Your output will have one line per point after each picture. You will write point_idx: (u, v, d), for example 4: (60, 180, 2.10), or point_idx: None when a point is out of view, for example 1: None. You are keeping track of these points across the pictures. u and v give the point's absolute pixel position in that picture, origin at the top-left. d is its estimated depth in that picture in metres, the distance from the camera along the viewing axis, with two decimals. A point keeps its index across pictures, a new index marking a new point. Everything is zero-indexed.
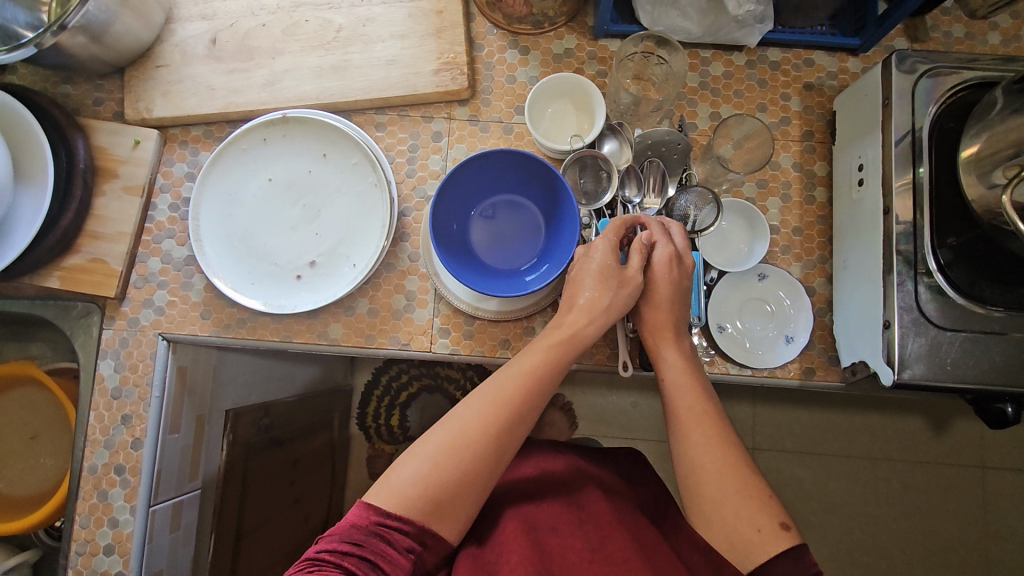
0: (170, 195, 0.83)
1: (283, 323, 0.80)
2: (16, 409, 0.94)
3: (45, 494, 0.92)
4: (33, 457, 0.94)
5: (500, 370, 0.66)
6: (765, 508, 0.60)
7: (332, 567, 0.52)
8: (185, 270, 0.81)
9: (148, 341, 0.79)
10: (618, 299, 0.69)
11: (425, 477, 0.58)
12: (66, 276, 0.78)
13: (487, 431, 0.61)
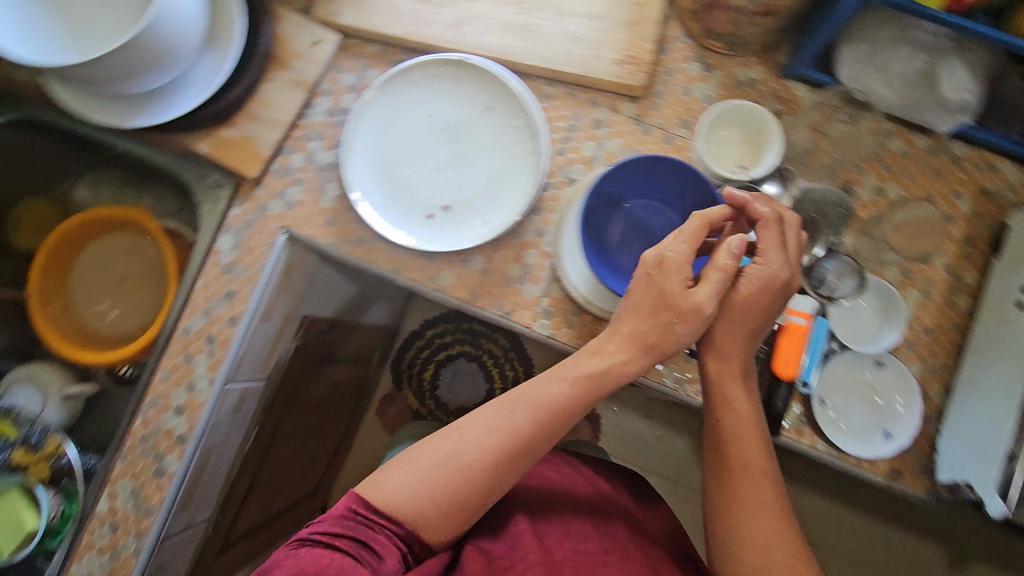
0: (329, 101, 0.83)
1: (398, 256, 0.79)
2: (118, 251, 0.97)
3: (121, 337, 0.94)
4: (120, 298, 0.96)
5: (519, 394, 0.67)
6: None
7: (321, 545, 0.59)
8: (323, 175, 0.82)
9: (270, 231, 0.81)
10: (667, 335, 0.64)
11: (418, 488, 0.63)
12: (215, 144, 0.81)
13: (485, 458, 0.64)
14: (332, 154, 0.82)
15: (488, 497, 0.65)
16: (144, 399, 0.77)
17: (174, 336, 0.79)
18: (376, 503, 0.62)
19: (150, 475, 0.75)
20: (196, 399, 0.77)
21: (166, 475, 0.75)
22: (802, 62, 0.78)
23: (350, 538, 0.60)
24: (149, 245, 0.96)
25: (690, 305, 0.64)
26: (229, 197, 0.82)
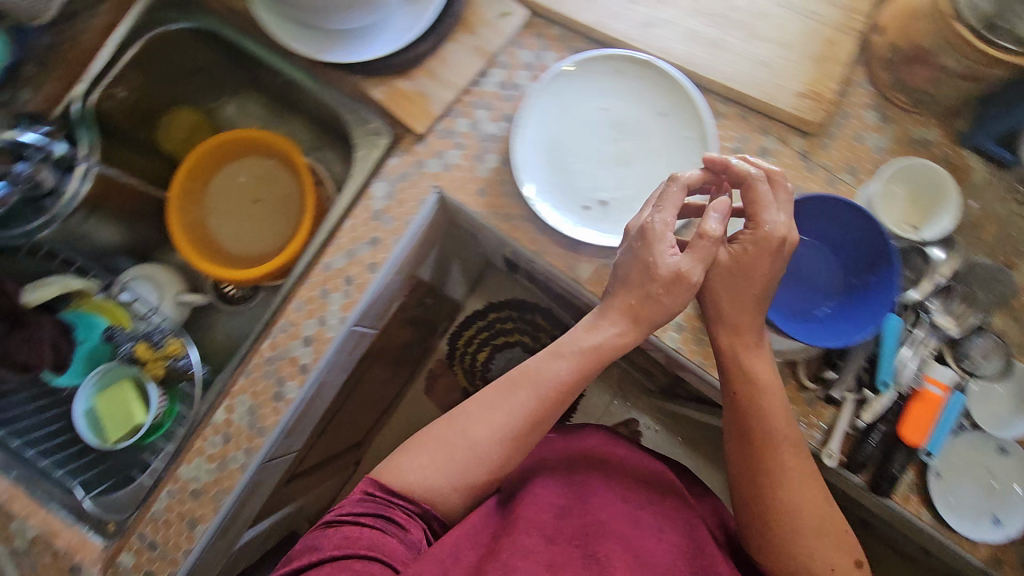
0: (503, 73, 0.82)
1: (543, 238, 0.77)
2: (256, 173, 1.00)
3: (245, 256, 0.96)
4: (250, 218, 0.99)
5: (526, 372, 0.68)
6: (844, 548, 0.61)
7: (351, 524, 0.59)
8: (484, 145, 0.81)
9: (423, 188, 0.81)
10: (664, 309, 0.64)
11: (431, 467, 0.64)
12: (390, 94, 0.81)
13: (492, 435, 0.65)
14: (497, 126, 0.82)
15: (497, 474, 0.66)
16: (276, 322, 0.79)
17: (315, 270, 0.81)
18: (390, 481, 0.63)
19: (269, 396, 0.77)
20: (325, 333, 0.79)
21: (284, 401, 0.77)
22: (987, 134, 0.75)
23: (377, 514, 0.60)
24: (287, 174, 0.98)
25: (672, 275, 0.62)
26: (387, 147, 0.83)
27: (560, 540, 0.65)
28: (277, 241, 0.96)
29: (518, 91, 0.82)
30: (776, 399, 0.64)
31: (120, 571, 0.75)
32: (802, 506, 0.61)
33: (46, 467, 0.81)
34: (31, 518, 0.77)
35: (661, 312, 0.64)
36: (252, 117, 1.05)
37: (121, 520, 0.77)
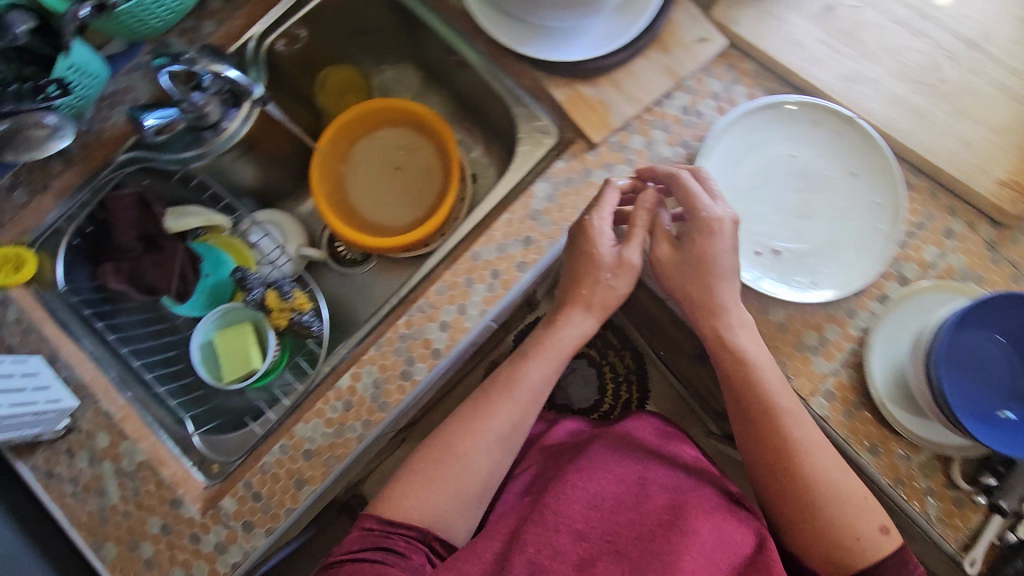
0: (688, 98, 0.79)
1: None
2: (400, 144, 0.99)
3: (380, 227, 0.96)
4: (388, 189, 0.98)
5: (496, 382, 0.76)
6: (874, 513, 0.65)
7: (361, 562, 0.64)
8: (656, 166, 0.79)
9: (586, 198, 0.79)
10: (616, 290, 0.74)
11: (427, 480, 0.71)
12: (572, 97, 0.79)
13: (471, 436, 0.72)
14: (672, 150, 0.79)
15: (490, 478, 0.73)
16: (415, 302, 0.78)
17: (463, 257, 0.79)
18: (387, 510, 0.69)
19: (397, 374, 0.77)
20: (463, 322, 0.77)
21: (410, 380, 0.76)
22: None
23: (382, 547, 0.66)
24: (432, 152, 0.97)
25: (620, 262, 0.73)
26: (554, 148, 0.82)
27: (592, 536, 0.68)
28: (413, 216, 0.96)
29: (700, 119, 0.79)
30: (767, 372, 0.68)
31: (221, 514, 0.74)
32: (829, 483, 0.65)
33: (161, 393, 0.82)
34: (140, 442, 0.76)
35: (609, 296, 0.74)
36: (400, 86, 1.04)
37: (229, 463, 0.77)
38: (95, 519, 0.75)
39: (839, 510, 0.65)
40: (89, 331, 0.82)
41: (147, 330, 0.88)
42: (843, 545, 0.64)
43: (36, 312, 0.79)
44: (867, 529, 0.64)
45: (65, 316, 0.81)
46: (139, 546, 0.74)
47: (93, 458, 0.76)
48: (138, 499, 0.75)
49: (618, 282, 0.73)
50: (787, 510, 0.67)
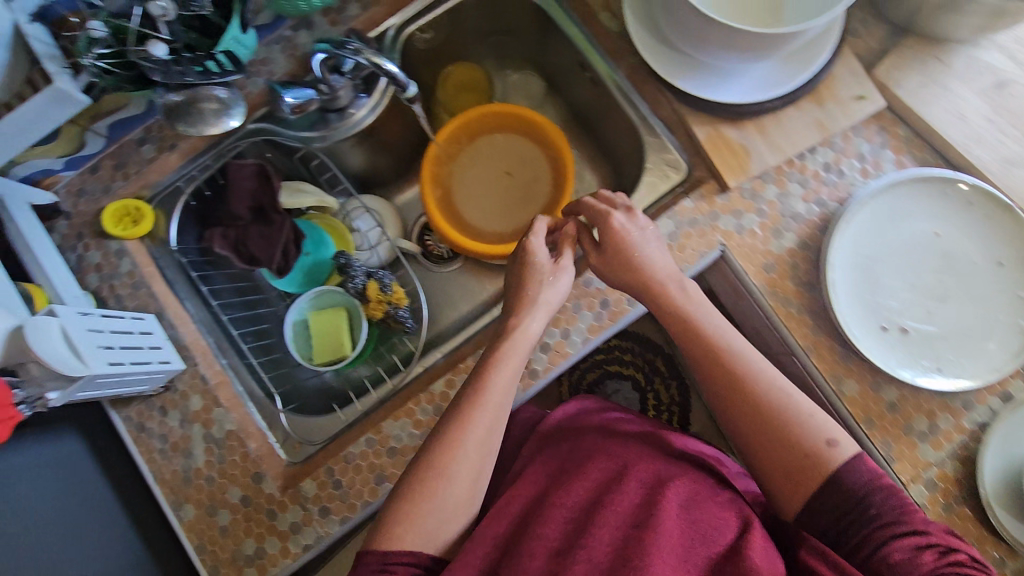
0: (832, 155, 0.76)
1: (814, 338, 0.75)
2: (511, 148, 0.97)
3: (483, 231, 0.96)
4: (495, 194, 0.97)
5: (461, 400, 0.65)
6: (808, 432, 0.59)
7: None
8: (787, 221, 0.76)
9: (709, 241, 0.77)
10: (557, 292, 0.71)
11: (411, 509, 0.59)
12: (713, 138, 0.77)
13: (451, 456, 0.61)
14: (806, 207, 0.76)
15: (477, 487, 0.62)
16: None
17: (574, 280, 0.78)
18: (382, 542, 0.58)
19: None
20: (564, 348, 0.76)
21: None
22: None
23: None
24: (543, 163, 0.96)
25: (552, 269, 0.72)
26: (682, 185, 0.80)
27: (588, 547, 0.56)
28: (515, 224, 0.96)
29: (841, 180, 0.76)
30: (708, 319, 0.67)
31: (300, 496, 0.74)
32: (758, 387, 0.62)
33: (252, 365, 0.83)
34: (232, 412, 0.76)
35: (554, 297, 0.72)
36: (517, 91, 1.02)
37: (312, 447, 0.78)
38: (179, 478, 0.76)
39: (780, 424, 0.60)
40: (193, 293, 0.83)
41: (240, 300, 0.88)
42: (801, 463, 0.58)
43: (147, 267, 0.80)
44: (810, 444, 0.58)
45: (172, 275, 0.82)
46: (218, 512, 0.75)
47: (185, 419, 0.76)
48: (222, 467, 0.76)
49: (562, 289, 0.72)
50: (774, 467, 0.60)
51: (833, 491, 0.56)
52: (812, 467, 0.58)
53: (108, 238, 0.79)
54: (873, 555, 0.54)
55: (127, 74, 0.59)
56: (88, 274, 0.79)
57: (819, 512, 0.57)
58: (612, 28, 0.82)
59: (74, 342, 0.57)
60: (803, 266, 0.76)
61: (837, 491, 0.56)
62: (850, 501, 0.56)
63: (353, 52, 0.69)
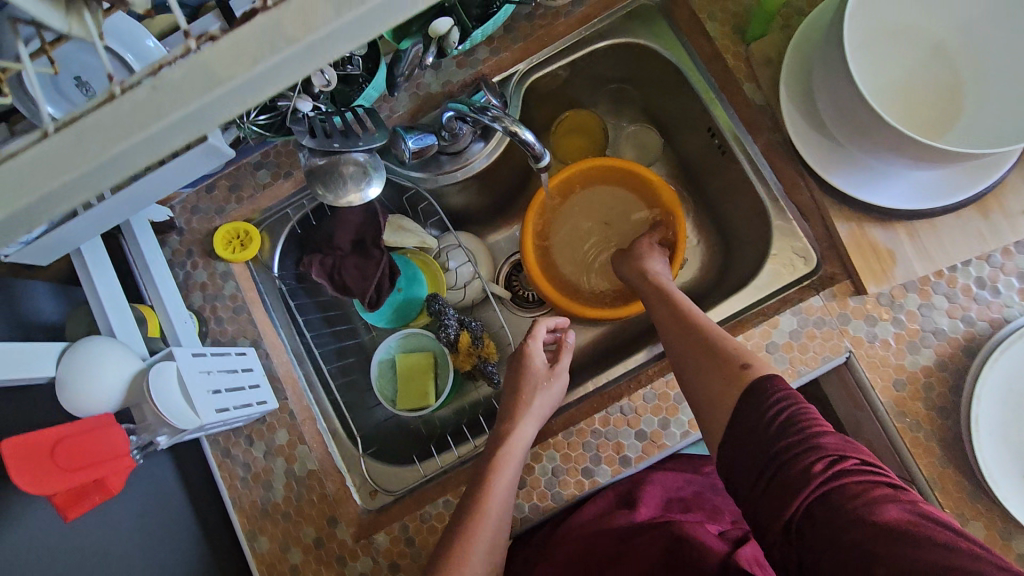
0: (988, 270, 0.69)
1: (940, 468, 0.68)
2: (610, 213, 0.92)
3: (576, 292, 0.92)
4: (594, 252, 0.93)
5: (460, 512, 0.64)
6: (726, 356, 0.63)
7: None
8: (926, 336, 0.69)
9: (835, 346, 0.71)
10: (546, 398, 0.74)
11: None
12: (855, 236, 0.71)
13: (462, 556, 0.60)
14: (950, 322, 0.69)
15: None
16: (617, 401, 0.73)
17: None
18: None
19: (579, 468, 0.72)
20: (661, 438, 0.71)
21: (591, 480, 0.72)
22: None
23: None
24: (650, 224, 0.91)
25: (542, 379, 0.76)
26: (811, 279, 0.74)
27: None
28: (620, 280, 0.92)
29: (995, 299, 0.69)
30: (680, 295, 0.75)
31: (372, 548, 0.72)
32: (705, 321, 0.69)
33: (335, 401, 0.82)
34: (314, 450, 0.76)
35: (547, 402, 0.74)
36: (630, 142, 0.97)
37: (387, 496, 0.76)
38: (257, 509, 0.75)
39: (711, 354, 0.64)
40: (289, 320, 0.83)
41: (328, 331, 0.87)
42: (723, 380, 0.61)
43: (249, 292, 0.80)
44: (730, 369, 0.61)
45: (269, 301, 0.82)
46: (289, 550, 0.74)
47: (269, 451, 0.76)
48: (300, 505, 0.75)
49: (553, 396, 0.75)
50: (707, 395, 0.62)
51: (748, 409, 0.56)
52: (731, 385, 0.60)
53: (216, 259, 0.80)
54: (779, 474, 0.51)
55: (275, 125, 0.64)
56: (194, 292, 0.80)
57: (737, 441, 0.56)
58: (753, 100, 0.76)
59: (188, 389, 0.57)
60: (939, 388, 0.69)
61: (751, 408, 0.56)
62: (760, 423, 0.55)
63: (492, 120, 0.65)
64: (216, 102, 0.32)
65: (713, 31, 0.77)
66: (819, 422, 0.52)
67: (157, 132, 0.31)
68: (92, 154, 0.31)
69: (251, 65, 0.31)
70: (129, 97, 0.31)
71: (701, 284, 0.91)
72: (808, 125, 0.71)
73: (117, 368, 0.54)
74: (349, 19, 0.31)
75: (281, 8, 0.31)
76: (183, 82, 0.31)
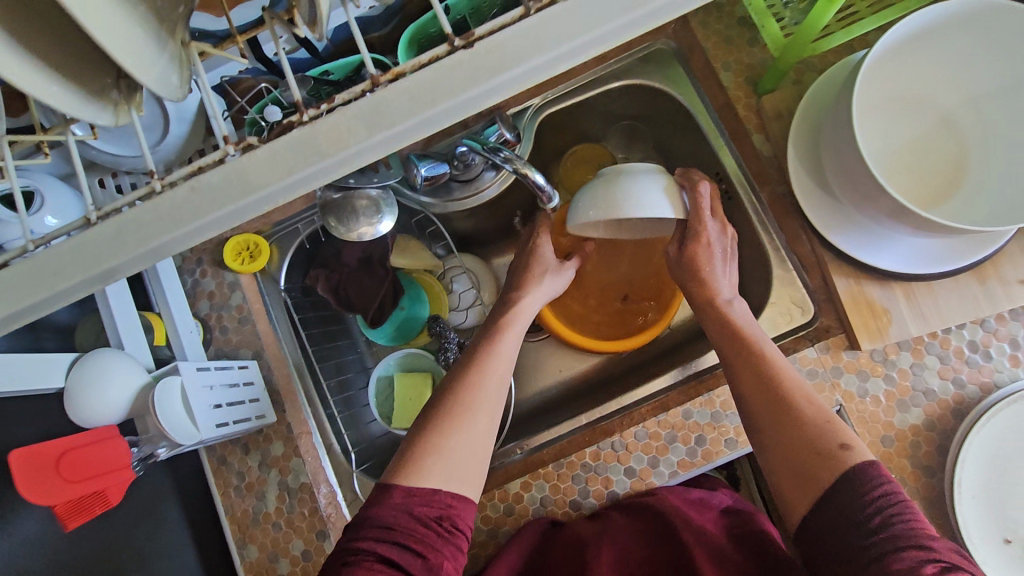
0: (981, 334, 0.71)
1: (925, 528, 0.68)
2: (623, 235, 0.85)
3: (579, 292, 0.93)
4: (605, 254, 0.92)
5: (469, 356, 0.67)
6: (827, 426, 0.56)
7: (366, 555, 0.50)
8: (917, 396, 0.70)
9: (826, 398, 0.72)
10: (554, 281, 0.78)
11: (435, 443, 0.58)
12: (853, 292, 0.72)
13: (471, 396, 0.62)
14: (940, 383, 0.70)
15: (494, 418, 0.63)
16: (609, 436, 0.74)
17: (673, 408, 0.73)
18: (409, 479, 0.54)
19: (567, 500, 0.73)
20: (650, 476, 0.72)
21: (578, 513, 0.73)
22: None
23: (394, 540, 0.51)
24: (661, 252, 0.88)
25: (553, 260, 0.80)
26: (807, 330, 0.75)
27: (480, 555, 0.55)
28: (596, 273, 0.93)
29: (985, 364, 0.70)
30: (749, 326, 0.67)
31: None
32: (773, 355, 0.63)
33: (331, 415, 0.82)
34: (308, 463, 0.76)
35: (553, 287, 0.78)
36: None
37: None
38: (248, 518, 0.76)
39: (793, 421, 0.58)
40: (291, 332, 0.84)
41: (329, 345, 0.88)
42: (810, 458, 0.55)
43: (255, 303, 0.82)
44: (823, 444, 0.55)
45: (274, 313, 0.83)
46: (278, 560, 0.75)
47: (264, 462, 0.77)
48: (291, 518, 0.75)
49: (562, 280, 0.79)
50: (782, 470, 0.57)
51: (837, 495, 0.51)
52: (819, 466, 0.54)
53: (225, 268, 0.82)
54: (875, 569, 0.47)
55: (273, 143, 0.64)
56: (201, 300, 0.82)
57: (820, 520, 0.52)
58: (761, 151, 0.78)
59: (190, 405, 0.60)
60: (926, 447, 0.69)
61: (846, 495, 0.51)
62: (856, 515, 0.50)
63: (503, 160, 0.66)
64: (241, 209, 0.37)
65: (727, 81, 0.79)
66: (922, 523, 0.48)
67: (157, 246, 0.37)
68: (135, 242, 0.37)
69: (286, 173, 0.36)
70: (183, 193, 0.37)
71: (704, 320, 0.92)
72: (816, 184, 0.72)
73: (128, 382, 0.56)
74: (376, 138, 0.36)
75: (316, 126, 0.36)
76: (223, 185, 0.37)
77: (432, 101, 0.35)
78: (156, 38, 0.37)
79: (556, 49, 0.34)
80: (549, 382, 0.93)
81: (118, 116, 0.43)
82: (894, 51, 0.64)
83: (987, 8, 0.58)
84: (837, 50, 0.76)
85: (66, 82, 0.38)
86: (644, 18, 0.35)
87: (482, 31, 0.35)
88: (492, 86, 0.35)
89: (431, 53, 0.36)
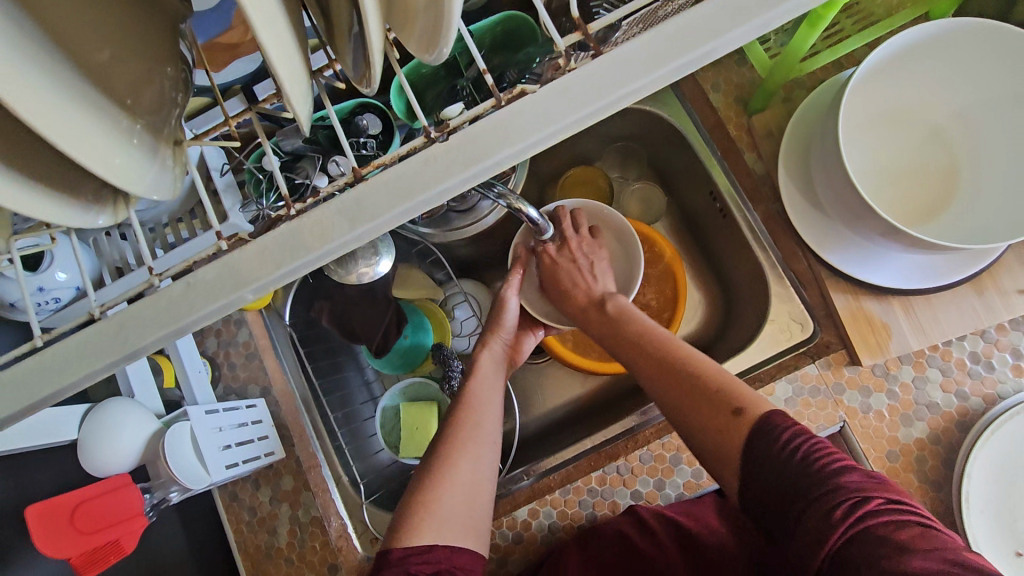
0: (983, 345, 0.71)
1: None
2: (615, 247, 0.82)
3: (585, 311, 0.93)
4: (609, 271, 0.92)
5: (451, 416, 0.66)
6: (724, 396, 0.57)
7: None
8: (920, 410, 0.70)
9: (829, 416, 0.71)
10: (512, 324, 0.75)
11: (423, 499, 0.58)
12: (851, 309, 0.73)
13: (454, 448, 0.62)
14: (944, 397, 0.70)
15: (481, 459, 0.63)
16: (614, 460, 0.74)
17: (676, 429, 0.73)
18: (405, 539, 0.55)
19: (574, 525, 0.74)
20: (656, 499, 0.73)
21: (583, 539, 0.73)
22: None
23: None
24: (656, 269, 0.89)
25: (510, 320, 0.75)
26: (807, 346, 0.75)
27: None
28: None
29: (988, 375, 0.70)
30: (630, 321, 0.69)
31: None
32: (657, 339, 0.65)
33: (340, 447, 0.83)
34: (319, 497, 0.77)
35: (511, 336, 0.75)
36: (635, 196, 0.96)
37: None
38: (260, 552, 0.77)
39: (691, 400, 0.59)
40: (297, 365, 0.85)
41: (335, 376, 0.89)
42: (718, 429, 0.55)
43: (262, 339, 0.83)
44: (723, 415, 0.56)
45: (281, 348, 0.84)
46: None
47: (275, 496, 0.78)
48: (302, 552, 0.76)
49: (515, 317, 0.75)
50: (709, 455, 0.57)
51: (755, 453, 0.52)
52: (727, 434, 0.54)
53: None
54: (798, 508, 0.47)
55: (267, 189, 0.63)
56: (209, 338, 0.84)
57: (753, 487, 0.52)
58: (754, 169, 0.79)
59: (200, 448, 0.62)
60: (932, 461, 0.69)
61: (757, 454, 0.51)
62: (770, 466, 0.50)
63: (497, 196, 0.62)
64: (236, 300, 0.38)
65: (717, 101, 0.81)
66: (832, 454, 0.49)
67: (179, 325, 0.38)
68: (128, 342, 0.38)
69: (275, 266, 0.37)
70: (177, 291, 0.38)
71: (702, 337, 0.92)
72: (807, 204, 0.74)
73: (139, 429, 0.60)
74: (360, 230, 0.37)
75: (302, 221, 0.37)
76: (216, 283, 0.38)
77: (410, 192, 0.36)
78: (146, 145, 0.40)
79: (523, 141, 0.35)
80: (555, 405, 0.94)
81: (116, 213, 0.45)
82: (867, 78, 0.67)
83: (946, 35, 0.61)
84: (825, 67, 0.77)
85: (67, 201, 0.40)
86: (607, 106, 0.35)
87: (455, 123, 0.37)
88: (463, 178, 0.36)
89: (410, 145, 0.38)
